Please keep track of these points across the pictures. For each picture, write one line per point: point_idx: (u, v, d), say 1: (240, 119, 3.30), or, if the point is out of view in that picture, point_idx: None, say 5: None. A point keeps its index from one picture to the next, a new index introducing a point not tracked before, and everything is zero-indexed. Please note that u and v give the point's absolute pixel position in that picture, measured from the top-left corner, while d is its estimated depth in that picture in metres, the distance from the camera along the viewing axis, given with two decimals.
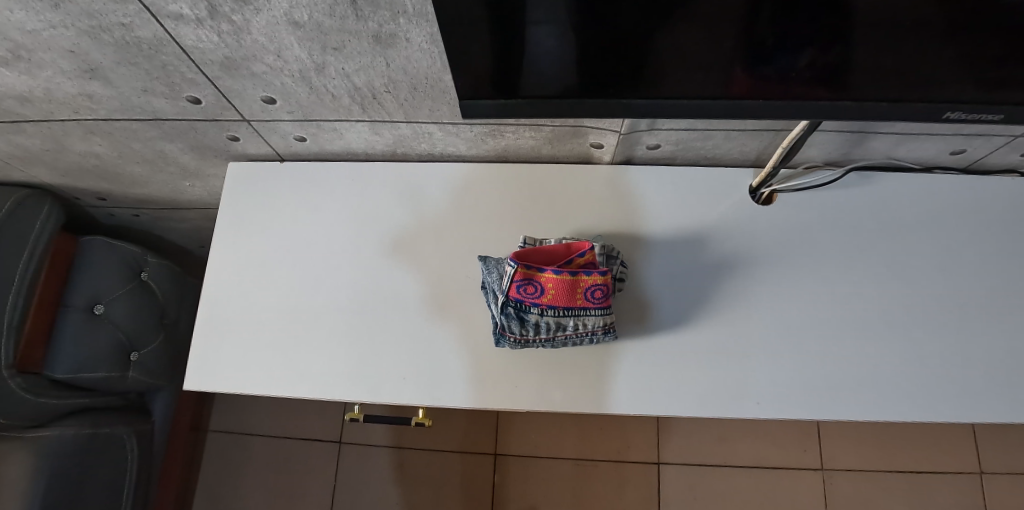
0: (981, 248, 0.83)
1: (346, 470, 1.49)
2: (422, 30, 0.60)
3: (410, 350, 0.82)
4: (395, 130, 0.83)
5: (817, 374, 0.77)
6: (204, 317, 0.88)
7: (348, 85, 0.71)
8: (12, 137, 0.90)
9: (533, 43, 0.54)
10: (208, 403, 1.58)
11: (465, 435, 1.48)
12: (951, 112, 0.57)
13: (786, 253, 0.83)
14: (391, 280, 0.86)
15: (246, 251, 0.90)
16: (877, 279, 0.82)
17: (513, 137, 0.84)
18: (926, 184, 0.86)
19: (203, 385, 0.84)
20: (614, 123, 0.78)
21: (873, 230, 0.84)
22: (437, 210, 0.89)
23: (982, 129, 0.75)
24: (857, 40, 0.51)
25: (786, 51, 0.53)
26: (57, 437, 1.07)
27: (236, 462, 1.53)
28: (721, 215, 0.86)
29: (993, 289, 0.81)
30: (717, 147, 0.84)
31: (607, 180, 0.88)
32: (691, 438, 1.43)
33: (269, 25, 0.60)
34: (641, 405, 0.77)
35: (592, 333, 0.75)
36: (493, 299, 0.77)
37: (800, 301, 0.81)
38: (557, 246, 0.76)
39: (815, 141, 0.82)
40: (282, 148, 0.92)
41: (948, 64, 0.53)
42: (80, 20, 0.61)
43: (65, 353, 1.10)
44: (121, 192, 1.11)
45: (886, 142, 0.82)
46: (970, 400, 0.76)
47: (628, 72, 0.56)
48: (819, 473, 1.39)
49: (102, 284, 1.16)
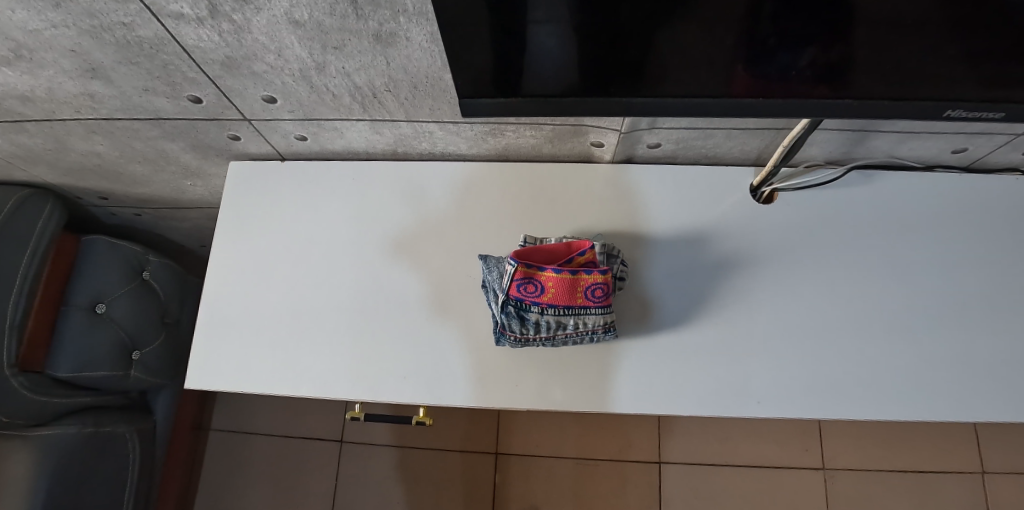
0: (982, 248, 0.82)
1: (347, 469, 1.49)
2: (422, 29, 0.60)
3: (410, 349, 0.82)
4: (396, 129, 0.83)
5: (818, 373, 0.77)
6: (205, 316, 0.88)
7: (349, 84, 0.71)
8: (13, 137, 0.90)
9: (533, 42, 0.54)
10: (209, 402, 1.58)
11: (466, 434, 1.48)
12: (951, 111, 0.56)
13: (787, 252, 0.83)
14: (392, 279, 0.86)
15: (247, 250, 0.90)
16: (878, 278, 0.81)
17: (514, 136, 0.84)
18: (927, 183, 0.86)
19: (203, 385, 0.84)
20: (614, 122, 0.78)
21: (875, 230, 0.84)
22: (438, 209, 0.89)
23: (984, 128, 0.75)
24: (858, 38, 0.51)
25: (787, 50, 0.53)
26: (59, 436, 1.08)
27: (238, 461, 1.53)
28: (721, 214, 0.85)
29: (994, 289, 0.80)
30: (717, 146, 0.84)
31: (608, 180, 0.88)
32: (692, 437, 1.43)
33: (269, 24, 0.61)
34: (642, 404, 0.77)
35: (592, 332, 0.75)
36: (493, 298, 0.77)
37: (800, 300, 0.81)
38: (557, 245, 0.77)
39: (816, 140, 0.82)
40: (283, 148, 0.92)
41: (948, 63, 0.53)
42: (81, 19, 0.61)
43: (68, 352, 1.11)
44: (123, 191, 1.11)
45: (887, 140, 0.81)
46: (971, 400, 0.76)
47: (628, 71, 0.56)
48: (820, 472, 1.38)
49: (104, 284, 1.17)
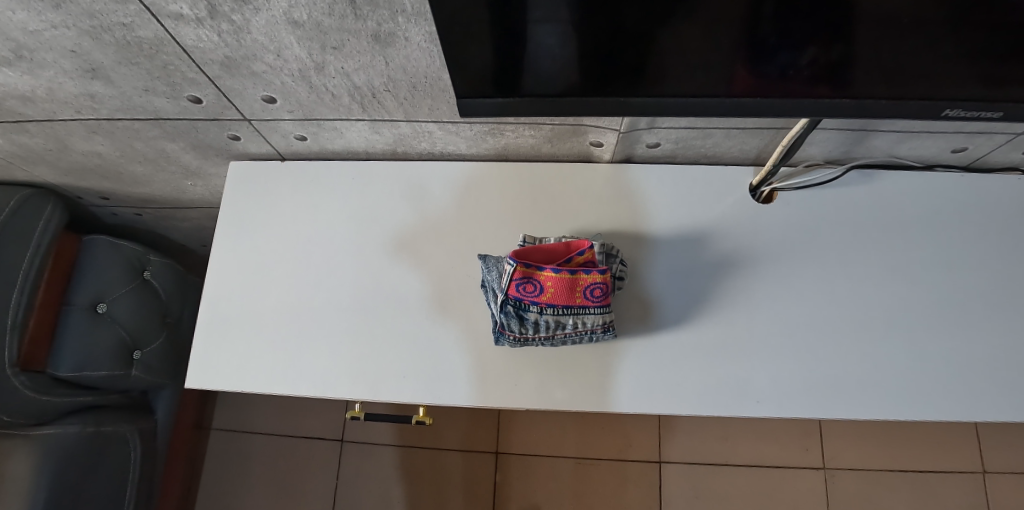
0: (982, 247, 0.82)
1: (348, 468, 1.50)
2: (421, 29, 0.60)
3: (410, 349, 0.82)
4: (395, 129, 0.83)
5: (817, 372, 0.77)
6: (205, 316, 0.88)
7: (348, 84, 0.71)
8: (14, 137, 0.90)
9: (532, 42, 0.54)
10: (210, 401, 1.58)
11: (467, 434, 1.48)
12: (950, 110, 0.56)
13: (786, 252, 0.83)
14: (392, 279, 0.86)
15: (248, 250, 0.91)
16: (878, 277, 0.81)
17: (513, 136, 0.84)
18: (927, 182, 0.85)
19: (204, 384, 0.84)
20: (613, 122, 0.78)
21: (874, 229, 0.84)
22: (438, 209, 0.89)
23: (984, 127, 0.75)
24: (856, 37, 0.51)
25: (785, 49, 0.53)
26: (62, 435, 1.08)
27: (239, 460, 1.54)
28: (721, 214, 0.85)
29: (994, 289, 0.80)
30: (717, 146, 0.84)
31: (608, 179, 0.88)
32: (694, 437, 1.42)
33: (268, 24, 0.61)
34: (641, 403, 0.77)
35: (591, 332, 0.75)
36: (492, 297, 0.77)
37: (800, 299, 0.81)
38: (556, 245, 0.77)
39: (816, 139, 0.82)
40: (283, 148, 0.92)
41: (947, 62, 0.53)
42: (81, 20, 0.61)
43: (69, 352, 1.11)
44: (124, 191, 1.12)
45: (887, 140, 0.81)
46: (971, 400, 0.75)
47: (627, 71, 0.56)
48: (821, 472, 1.38)
49: (106, 283, 1.17)
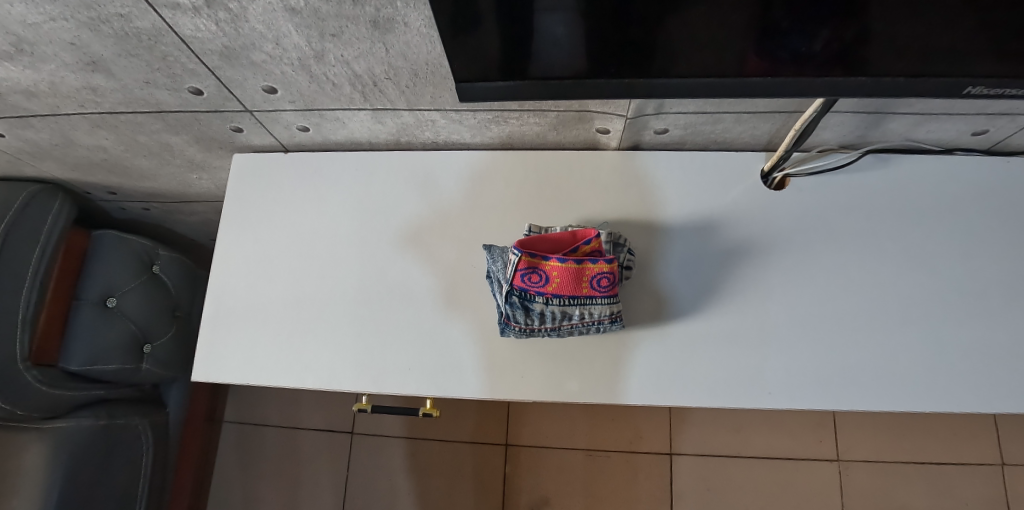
0: (1004, 234, 0.79)
1: (359, 461, 1.50)
2: (421, 14, 0.58)
3: (415, 342, 0.81)
4: (397, 119, 0.82)
5: (832, 362, 0.76)
6: (213, 309, 0.88)
7: (348, 72, 0.70)
8: (20, 132, 0.90)
9: (536, 25, 0.52)
10: (222, 394, 1.59)
11: (477, 426, 1.48)
12: (972, 88, 0.54)
13: (798, 239, 0.81)
14: (396, 271, 0.85)
15: (254, 243, 0.90)
16: (894, 265, 0.79)
17: (518, 123, 0.82)
18: (945, 166, 0.83)
19: (212, 376, 0.85)
20: (620, 107, 0.76)
21: (891, 216, 0.81)
22: (445, 198, 0.88)
23: (1007, 108, 0.72)
24: (873, 15, 0.49)
25: (799, 31, 0.51)
26: (74, 428, 1.09)
27: (251, 452, 1.55)
28: (732, 201, 0.83)
29: (1015, 276, 0.78)
30: (727, 131, 0.82)
31: (615, 167, 0.86)
32: (705, 429, 1.41)
33: (266, 12, 0.60)
34: (653, 395, 0.76)
35: (599, 322, 0.74)
36: (497, 288, 0.75)
37: (814, 288, 0.79)
38: (563, 233, 0.75)
39: (829, 123, 0.79)
40: (285, 138, 0.91)
41: (969, 38, 0.50)
42: (79, 12, 0.61)
43: (80, 346, 1.12)
44: (131, 185, 1.12)
45: (905, 122, 0.78)
46: (990, 391, 0.73)
47: (635, 53, 0.54)
48: (835, 464, 1.36)
49: (114, 277, 1.18)
